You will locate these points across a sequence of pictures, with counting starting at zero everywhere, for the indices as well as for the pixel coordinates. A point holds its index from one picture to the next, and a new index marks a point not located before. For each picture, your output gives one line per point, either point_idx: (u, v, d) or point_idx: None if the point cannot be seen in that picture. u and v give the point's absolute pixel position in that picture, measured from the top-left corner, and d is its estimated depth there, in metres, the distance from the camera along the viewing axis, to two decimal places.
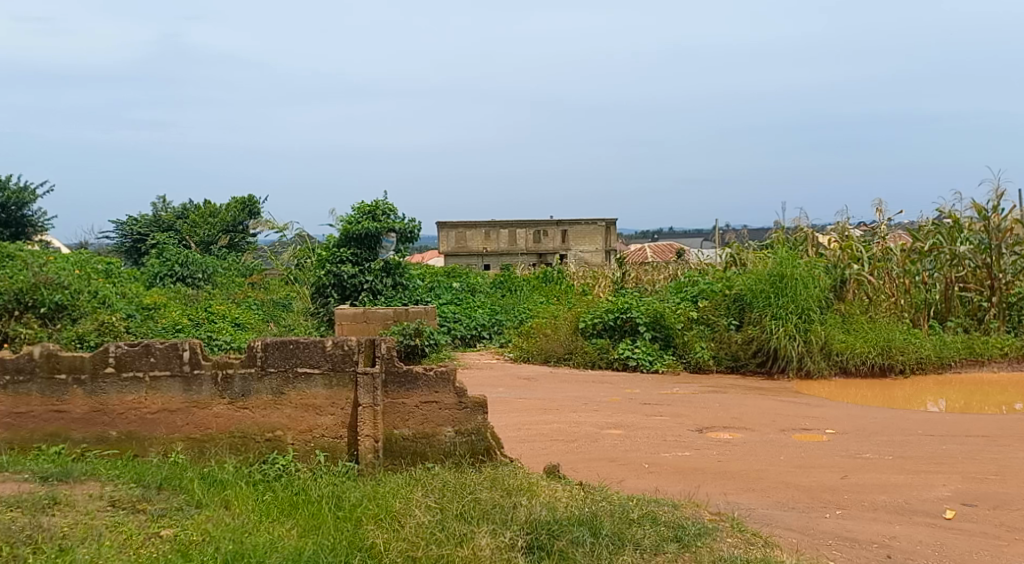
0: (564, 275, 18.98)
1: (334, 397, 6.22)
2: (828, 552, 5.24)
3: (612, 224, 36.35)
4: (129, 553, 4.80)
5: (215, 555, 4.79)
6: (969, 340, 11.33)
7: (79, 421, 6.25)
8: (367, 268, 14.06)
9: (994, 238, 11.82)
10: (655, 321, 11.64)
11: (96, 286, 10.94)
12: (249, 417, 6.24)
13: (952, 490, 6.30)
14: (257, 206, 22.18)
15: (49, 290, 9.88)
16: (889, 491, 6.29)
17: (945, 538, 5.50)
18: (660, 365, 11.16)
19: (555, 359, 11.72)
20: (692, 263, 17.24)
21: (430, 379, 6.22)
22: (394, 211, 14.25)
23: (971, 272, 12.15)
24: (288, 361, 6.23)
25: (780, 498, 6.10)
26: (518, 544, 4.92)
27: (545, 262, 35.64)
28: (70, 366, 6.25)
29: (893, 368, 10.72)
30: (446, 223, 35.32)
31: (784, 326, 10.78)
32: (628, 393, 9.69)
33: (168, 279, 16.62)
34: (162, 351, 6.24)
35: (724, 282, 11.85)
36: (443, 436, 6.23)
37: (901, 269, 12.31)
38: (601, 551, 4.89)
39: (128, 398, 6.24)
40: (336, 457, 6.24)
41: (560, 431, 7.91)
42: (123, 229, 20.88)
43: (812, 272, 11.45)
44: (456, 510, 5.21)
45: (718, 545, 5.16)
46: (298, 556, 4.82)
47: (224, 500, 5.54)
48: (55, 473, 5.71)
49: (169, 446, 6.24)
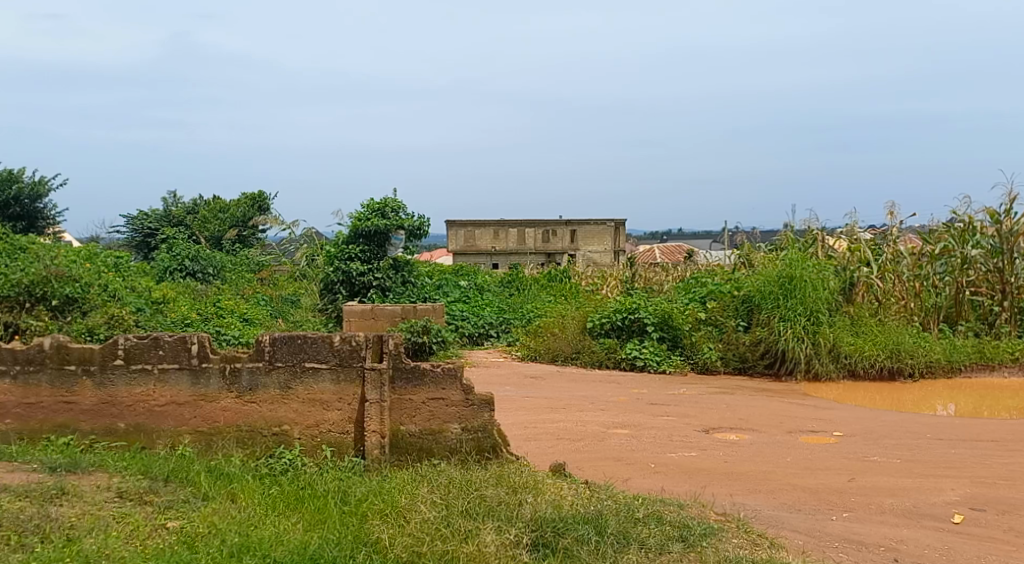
0: (573, 274, 18.98)
1: (341, 392, 6.24)
2: (835, 554, 5.23)
3: (623, 225, 36.02)
4: (136, 544, 4.82)
5: (221, 547, 4.81)
6: (980, 345, 11.28)
7: (87, 413, 6.27)
8: (376, 265, 14.09)
9: (1006, 243, 11.87)
10: (663, 322, 11.61)
11: (107, 279, 10.98)
12: (256, 411, 6.26)
13: (961, 494, 6.28)
14: (267, 203, 22.36)
15: (60, 283, 9.93)
16: (897, 494, 6.27)
17: (953, 542, 5.48)
18: (668, 366, 11.17)
19: (563, 359, 11.73)
20: (700, 264, 17.21)
21: (437, 376, 6.22)
22: (403, 208, 14.24)
23: (982, 276, 12.12)
24: (295, 356, 6.25)
25: (786, 500, 6.09)
26: (524, 541, 4.91)
27: (554, 261, 35.57)
28: (80, 358, 6.27)
29: (901, 372, 10.70)
30: (455, 222, 35.45)
31: (792, 328, 10.74)
32: (636, 393, 9.68)
33: (178, 274, 16.68)
34: (171, 344, 6.26)
35: (732, 283, 11.83)
36: (449, 433, 6.23)
37: (912, 272, 12.22)
38: (606, 549, 4.88)
39: (136, 390, 6.26)
40: (342, 452, 6.25)
41: (567, 430, 7.91)
42: (134, 223, 20.71)
43: (821, 274, 11.40)
44: (461, 506, 5.21)
45: (724, 545, 5.15)
46: (303, 550, 4.83)
47: (230, 493, 5.56)
48: (63, 464, 5.74)
49: (176, 439, 6.26)
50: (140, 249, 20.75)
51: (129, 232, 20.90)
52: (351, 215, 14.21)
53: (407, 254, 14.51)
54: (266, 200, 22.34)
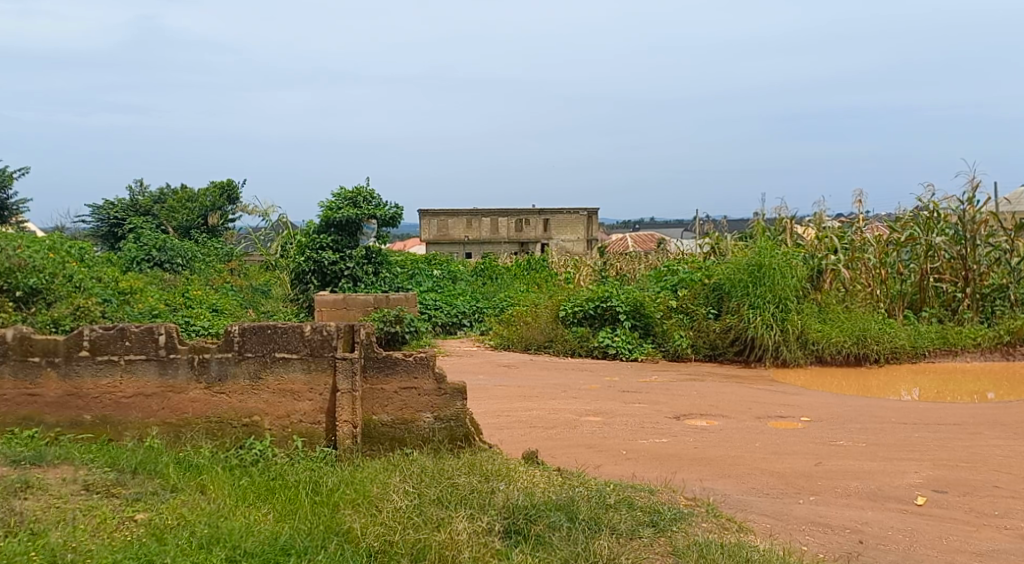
0: (546, 263, 19.09)
1: (312, 382, 6.20)
2: (801, 537, 5.29)
3: (594, 213, 36.25)
4: (104, 536, 4.79)
5: (190, 538, 4.78)
6: (943, 330, 11.42)
7: (52, 405, 6.20)
8: (347, 255, 14.04)
9: (968, 230, 12.04)
10: (635, 310, 11.71)
11: (72, 270, 10.82)
12: (225, 402, 6.21)
13: (924, 477, 6.37)
14: (236, 191, 22.31)
15: (24, 274, 9.79)
16: (863, 477, 6.35)
17: (915, 523, 5.56)
18: (639, 353, 11.27)
19: (536, 347, 11.77)
20: (671, 252, 17.34)
21: (409, 365, 6.21)
22: (376, 197, 14.15)
23: (947, 264, 12.23)
24: (265, 346, 6.20)
25: (754, 485, 6.14)
26: (496, 529, 4.92)
27: (526, 251, 35.61)
28: (44, 349, 6.20)
29: (868, 357, 10.81)
30: (429, 210, 35.49)
31: (761, 315, 10.82)
32: (608, 381, 9.72)
33: (146, 264, 16.49)
34: (137, 335, 6.19)
35: (703, 271, 11.87)
36: (421, 422, 6.22)
37: (878, 260, 12.35)
38: (578, 534, 4.91)
39: (102, 382, 6.20)
40: (315, 443, 6.22)
41: (539, 418, 7.93)
42: (99, 213, 20.39)
43: (790, 262, 11.44)
44: (434, 495, 5.24)
45: (693, 529, 5.19)
46: (274, 541, 4.80)
47: (200, 484, 5.53)
48: (27, 457, 5.66)
49: (144, 430, 6.21)
50: (106, 239, 20.35)
51: (95, 223, 20.54)
52: (323, 203, 14.11)
53: (379, 244, 14.49)
54: (234, 187, 22.29)
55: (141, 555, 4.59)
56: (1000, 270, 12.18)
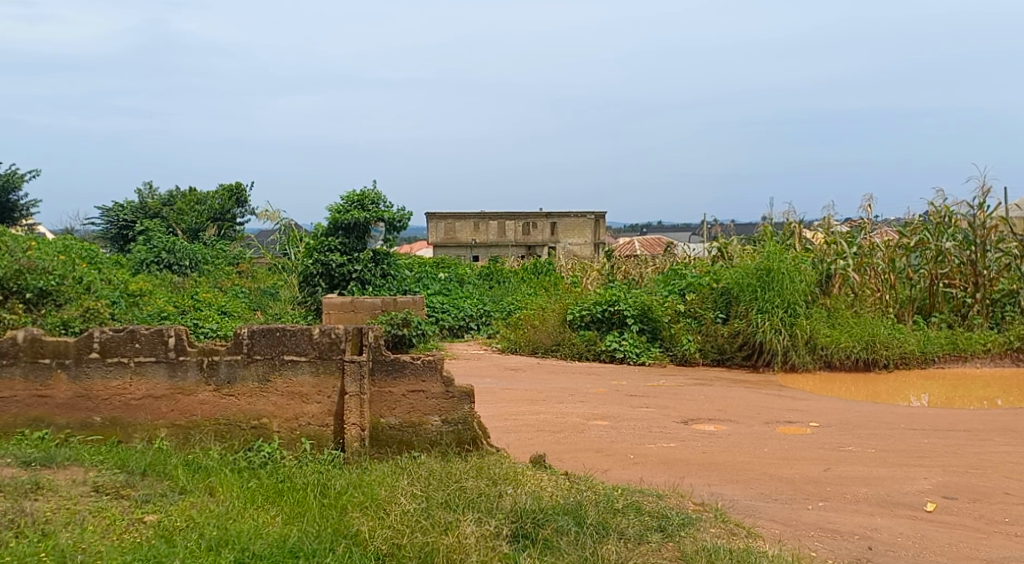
0: (553, 266, 19.11)
1: (321, 385, 6.21)
2: (810, 543, 5.28)
3: (601, 217, 36.29)
4: (113, 538, 4.80)
5: (199, 540, 4.79)
6: (953, 336, 11.37)
7: (62, 407, 6.23)
8: (355, 257, 14.06)
9: (978, 235, 12.04)
10: (643, 314, 11.73)
11: (82, 272, 10.86)
12: (234, 405, 6.23)
13: (933, 483, 6.35)
14: (245, 194, 22.39)
15: (33, 276, 9.83)
16: (872, 483, 6.33)
17: (925, 530, 5.54)
18: (647, 357, 11.25)
19: (543, 350, 11.79)
20: (678, 256, 17.38)
21: (417, 367, 6.22)
22: (383, 199, 14.18)
23: (956, 269, 12.17)
24: (274, 348, 6.22)
25: (763, 490, 6.12)
26: (503, 533, 4.91)
27: (534, 254, 35.55)
28: (54, 351, 6.22)
29: (877, 363, 10.74)
30: (435, 214, 35.51)
31: (770, 320, 10.80)
32: (615, 385, 9.71)
33: (154, 266, 16.52)
34: (148, 337, 6.21)
35: (711, 275, 11.87)
36: (428, 425, 6.23)
37: (887, 265, 12.33)
38: (585, 539, 4.90)
39: (113, 383, 6.22)
40: (322, 445, 6.23)
41: (547, 422, 7.93)
42: (108, 216, 20.46)
43: (798, 266, 11.46)
44: (442, 498, 5.23)
45: (701, 534, 5.18)
46: (283, 543, 4.81)
47: (208, 487, 5.54)
48: (38, 458, 5.68)
49: (153, 432, 6.22)
50: (115, 241, 20.44)
51: (104, 224, 20.60)
52: (331, 206, 14.11)
53: (386, 246, 14.49)
54: (243, 190, 22.38)
55: (150, 556, 4.61)
56: (1010, 276, 12.08)
